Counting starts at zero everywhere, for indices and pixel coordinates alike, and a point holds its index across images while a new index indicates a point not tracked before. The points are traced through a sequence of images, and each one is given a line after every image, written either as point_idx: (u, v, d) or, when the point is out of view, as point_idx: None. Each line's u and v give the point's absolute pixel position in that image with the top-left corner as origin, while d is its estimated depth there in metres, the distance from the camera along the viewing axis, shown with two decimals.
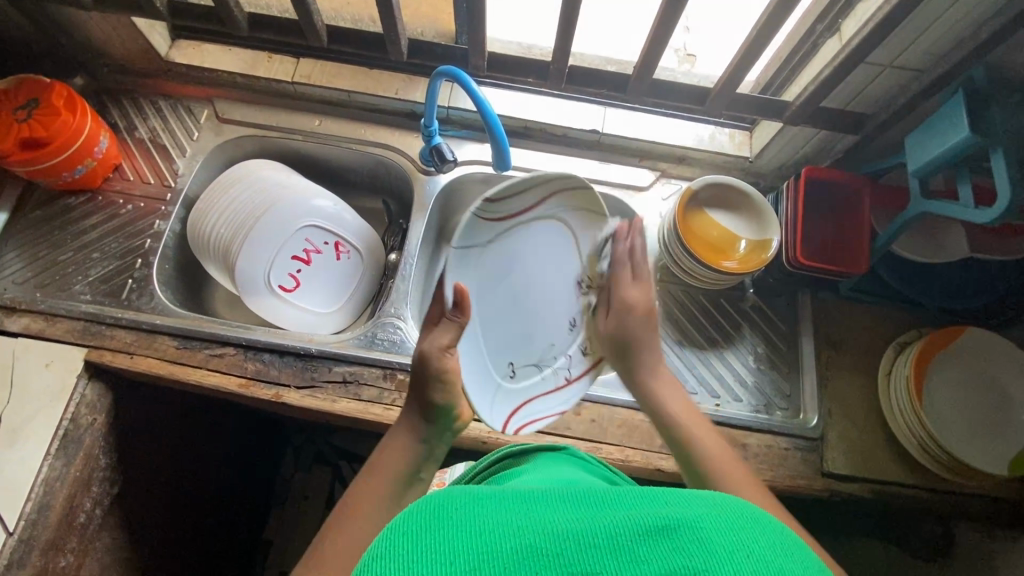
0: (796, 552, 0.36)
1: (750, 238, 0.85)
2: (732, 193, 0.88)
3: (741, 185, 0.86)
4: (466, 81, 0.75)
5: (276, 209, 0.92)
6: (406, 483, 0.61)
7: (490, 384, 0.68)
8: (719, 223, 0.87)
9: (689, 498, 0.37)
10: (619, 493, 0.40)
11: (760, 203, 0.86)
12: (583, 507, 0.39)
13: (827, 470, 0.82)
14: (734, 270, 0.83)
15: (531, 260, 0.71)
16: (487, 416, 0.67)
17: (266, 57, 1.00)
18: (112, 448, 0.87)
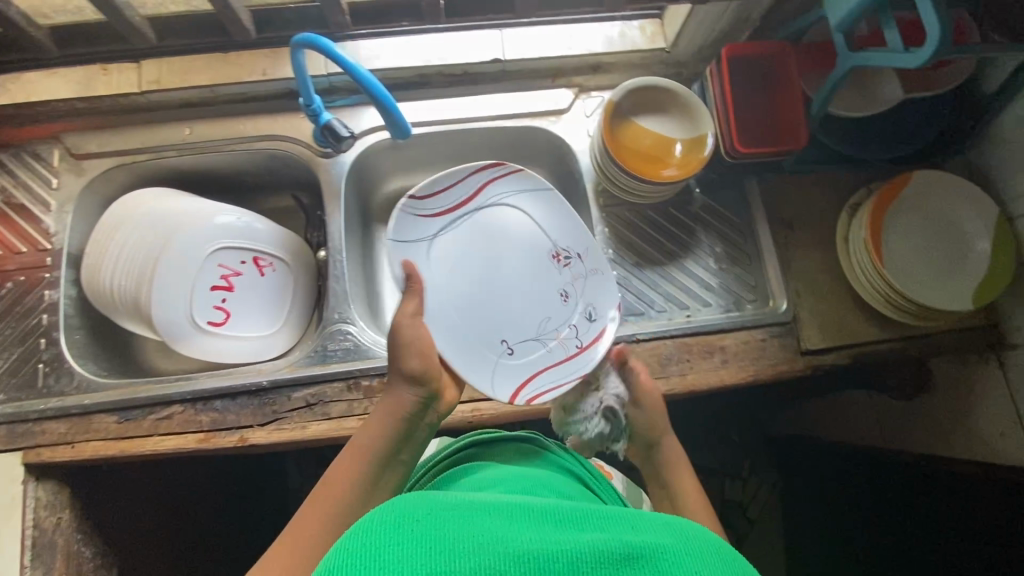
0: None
1: (684, 138, 0.81)
2: (655, 95, 0.82)
3: (663, 83, 0.80)
4: (327, 45, 0.63)
5: (175, 243, 0.82)
6: (381, 465, 0.61)
7: (484, 360, 0.77)
8: (649, 130, 0.82)
9: (653, 527, 0.44)
10: (587, 516, 0.45)
11: (686, 97, 0.81)
12: (547, 525, 0.44)
13: (804, 349, 0.83)
14: (675, 177, 0.79)
15: (489, 244, 0.83)
16: (485, 387, 0.75)
17: (101, 70, 0.85)
18: (93, 537, 0.82)
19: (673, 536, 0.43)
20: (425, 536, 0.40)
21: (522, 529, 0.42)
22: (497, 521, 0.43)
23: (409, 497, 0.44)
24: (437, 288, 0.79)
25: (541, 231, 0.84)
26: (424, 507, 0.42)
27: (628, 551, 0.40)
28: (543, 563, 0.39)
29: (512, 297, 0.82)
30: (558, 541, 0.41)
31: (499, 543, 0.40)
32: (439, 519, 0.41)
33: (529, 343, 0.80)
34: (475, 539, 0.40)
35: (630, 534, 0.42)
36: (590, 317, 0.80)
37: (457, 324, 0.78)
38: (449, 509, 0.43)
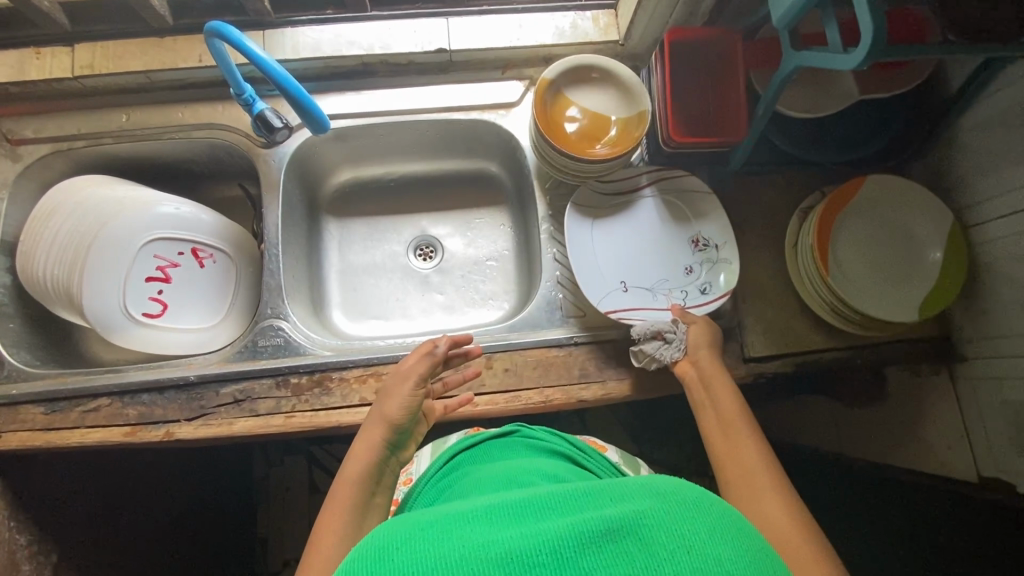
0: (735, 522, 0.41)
1: (621, 116, 0.79)
2: (593, 73, 0.79)
3: (599, 60, 0.78)
4: (235, 36, 0.61)
5: (109, 233, 0.80)
6: (369, 498, 0.62)
7: (604, 282, 0.81)
8: (585, 108, 0.79)
9: (632, 494, 0.42)
10: (566, 497, 0.43)
11: (624, 75, 0.78)
12: (526, 516, 0.41)
13: (747, 356, 0.81)
14: (611, 154, 0.76)
15: (653, 221, 0.85)
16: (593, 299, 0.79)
17: (33, 53, 0.82)
18: (29, 524, 0.82)
19: (654, 498, 0.41)
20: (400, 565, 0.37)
21: (497, 529, 0.40)
22: (471, 528, 0.40)
23: (374, 534, 0.41)
24: (618, 233, 0.84)
25: (692, 209, 0.84)
26: (389, 540, 0.39)
27: (611, 524, 0.38)
28: (525, 558, 0.36)
29: (653, 256, 0.84)
30: (534, 532, 0.38)
31: (479, 547, 0.37)
32: (410, 546, 0.38)
33: (642, 292, 0.81)
34: (454, 550, 0.37)
35: (609, 508, 0.40)
36: (705, 289, 0.81)
37: (611, 261, 0.82)
38: (417, 532, 0.40)
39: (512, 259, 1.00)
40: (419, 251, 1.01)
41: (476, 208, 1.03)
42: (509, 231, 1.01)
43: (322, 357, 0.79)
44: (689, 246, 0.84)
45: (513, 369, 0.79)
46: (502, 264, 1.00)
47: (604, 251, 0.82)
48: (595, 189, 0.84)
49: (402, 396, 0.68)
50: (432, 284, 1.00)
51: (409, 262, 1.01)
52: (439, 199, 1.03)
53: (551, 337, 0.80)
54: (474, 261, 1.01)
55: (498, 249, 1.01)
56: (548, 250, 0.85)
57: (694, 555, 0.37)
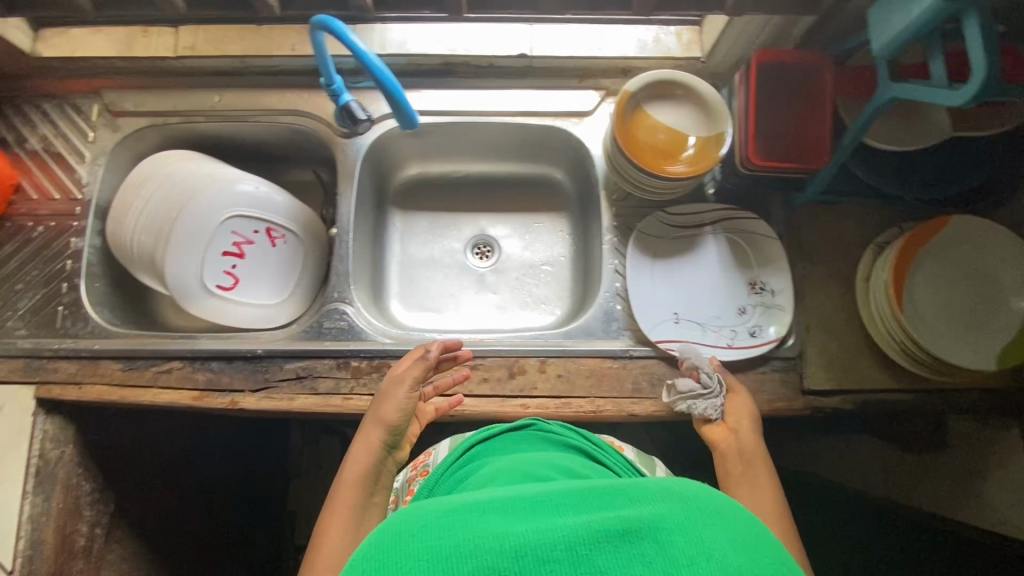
0: (754, 537, 0.41)
1: (700, 134, 0.78)
2: (677, 89, 0.79)
3: (685, 78, 0.78)
4: (342, 29, 0.64)
5: (194, 207, 0.85)
6: (366, 498, 0.64)
7: (658, 311, 0.81)
8: (664, 123, 0.79)
9: (649, 497, 0.43)
10: (583, 495, 0.45)
11: (708, 95, 0.78)
12: (545, 512, 0.43)
13: (806, 388, 0.79)
14: (686, 173, 0.76)
15: (714, 259, 0.84)
16: (645, 326, 0.80)
17: (141, 32, 0.87)
18: (93, 473, 0.87)
19: (667, 504, 0.42)
20: (423, 549, 0.39)
21: (513, 520, 0.41)
22: (489, 517, 0.42)
23: (399, 517, 0.43)
24: (676, 267, 0.83)
25: (753, 253, 0.83)
26: (411, 523, 0.42)
27: (625, 527, 0.40)
28: (542, 552, 0.38)
29: (709, 292, 0.83)
30: (549, 527, 0.40)
31: (497, 537, 0.39)
32: (428, 532, 0.41)
33: (692, 326, 0.81)
34: (471, 538, 0.39)
35: (626, 510, 0.42)
36: (755, 331, 0.81)
37: (666, 292, 0.82)
38: (439, 517, 0.42)
39: (568, 266, 1.01)
40: (476, 249, 1.03)
41: (536, 211, 1.03)
42: (567, 238, 1.02)
43: (383, 344, 0.82)
44: (745, 287, 0.83)
45: (566, 375, 0.80)
46: (558, 271, 1.01)
47: (661, 282, 0.83)
48: (663, 221, 0.84)
49: (397, 406, 0.69)
50: (487, 283, 1.01)
51: (466, 259, 1.03)
52: (501, 200, 1.04)
53: (607, 348, 0.81)
54: (530, 264, 1.02)
55: (555, 254, 1.02)
56: (610, 260, 0.85)
57: (706, 561, 0.38)
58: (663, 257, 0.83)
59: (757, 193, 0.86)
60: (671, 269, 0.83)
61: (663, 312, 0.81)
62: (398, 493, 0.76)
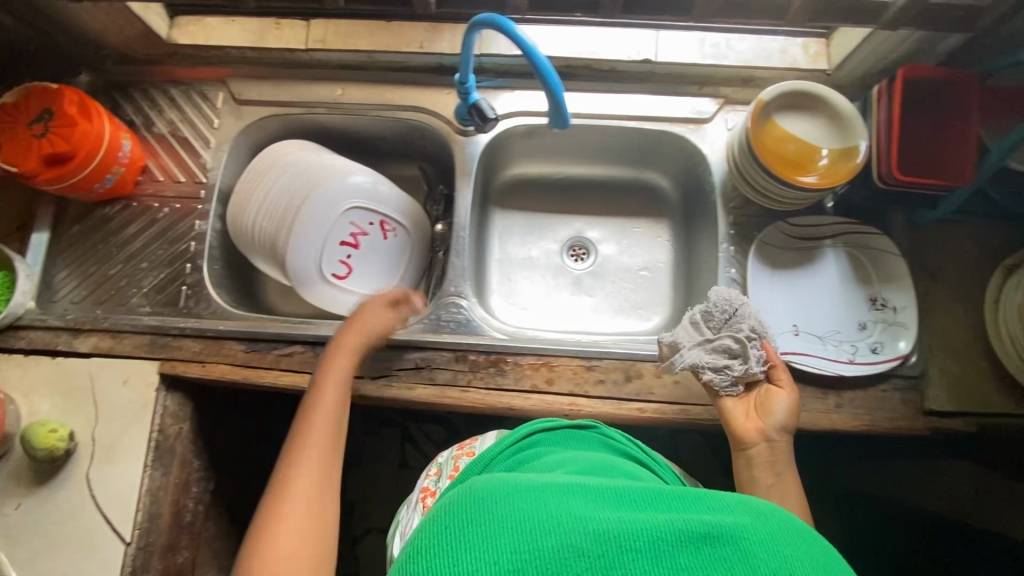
0: (824, 557, 0.44)
1: (833, 148, 0.77)
2: (811, 102, 0.79)
3: (822, 90, 0.77)
4: (512, 28, 0.64)
5: (316, 196, 0.86)
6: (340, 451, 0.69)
7: (776, 322, 0.81)
8: (796, 134, 0.78)
9: (726, 507, 0.46)
10: (659, 493, 0.48)
11: (845, 108, 0.77)
12: (623, 504, 0.47)
13: (930, 409, 0.78)
14: (818, 185, 0.76)
15: (834, 274, 0.83)
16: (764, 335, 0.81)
17: (274, 24, 0.90)
18: (201, 450, 0.89)
19: (749, 516, 0.46)
20: (506, 520, 0.44)
21: (595, 506, 0.46)
22: (576, 499, 0.46)
23: (482, 484, 0.48)
24: (794, 280, 0.83)
25: (875, 269, 0.82)
26: (495, 489, 0.47)
27: (705, 531, 0.43)
28: (622, 540, 0.42)
29: (828, 307, 0.82)
30: (628, 519, 0.44)
31: (576, 520, 0.44)
32: (513, 503, 0.46)
33: (811, 339, 0.81)
34: (554, 517, 0.44)
35: (703, 515, 0.45)
36: (876, 348, 0.79)
37: (784, 303, 0.82)
38: (519, 489, 0.47)
39: (667, 273, 1.00)
40: (573, 252, 1.03)
41: (635, 217, 1.03)
42: (668, 245, 1.01)
43: (499, 340, 0.82)
44: (866, 302, 0.82)
45: (683, 381, 0.79)
46: (657, 276, 1.00)
47: (779, 294, 0.83)
48: (783, 232, 0.84)
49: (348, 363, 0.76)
50: (584, 286, 1.01)
51: (563, 261, 1.03)
52: (600, 204, 1.04)
53: None
54: (628, 269, 1.01)
55: (654, 260, 1.01)
56: (727, 269, 0.85)
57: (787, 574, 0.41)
58: (782, 269, 0.84)
59: (878, 208, 0.85)
60: (790, 281, 0.83)
61: (781, 324, 0.81)
62: (443, 466, 0.77)
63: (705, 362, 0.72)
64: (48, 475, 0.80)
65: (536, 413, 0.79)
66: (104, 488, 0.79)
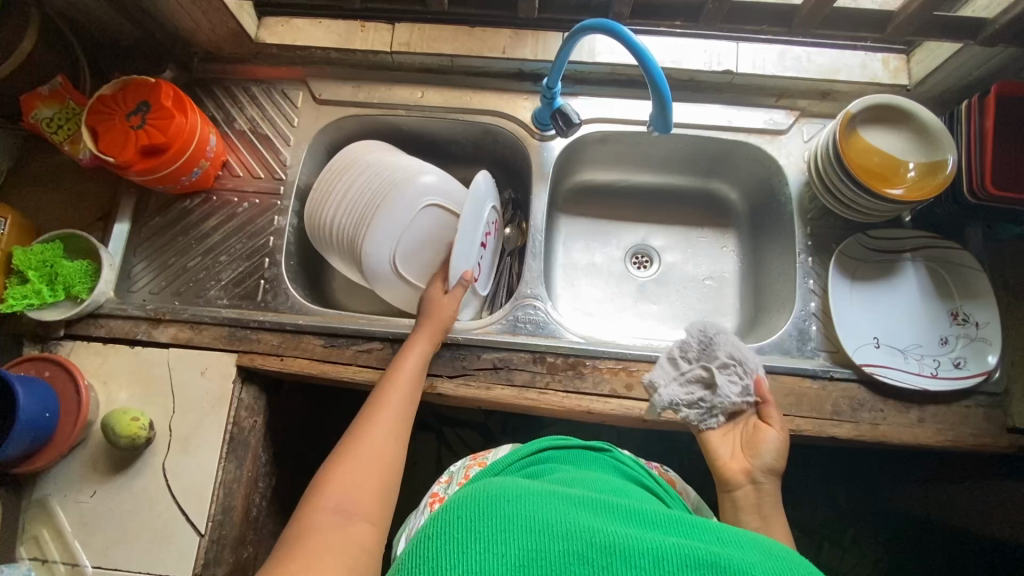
0: None
1: (921, 162, 0.77)
2: (898, 117, 0.79)
3: (909, 106, 0.78)
4: (624, 33, 0.64)
5: (398, 194, 0.87)
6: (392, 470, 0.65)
7: (857, 334, 0.81)
8: (883, 147, 0.79)
9: (744, 544, 0.46)
10: (673, 521, 0.49)
11: (933, 124, 0.78)
12: (633, 526, 0.48)
13: (1013, 426, 0.77)
14: (904, 198, 0.76)
15: (913, 288, 0.83)
16: (846, 346, 0.80)
17: (359, 26, 0.92)
18: (269, 445, 0.88)
19: (761, 555, 0.45)
20: (519, 523, 0.45)
21: (604, 520, 0.47)
22: (585, 514, 0.47)
23: (504, 484, 0.50)
24: (874, 292, 0.83)
25: (955, 284, 0.82)
26: (516, 492, 0.48)
27: (707, 557, 0.43)
28: (628, 552, 0.43)
29: (907, 321, 0.82)
30: (639, 538, 0.45)
31: (585, 531, 0.44)
32: (521, 504, 0.47)
33: (893, 352, 0.80)
34: (563, 526, 0.45)
35: (715, 547, 0.45)
36: (958, 364, 0.79)
37: (864, 316, 0.82)
38: (537, 497, 0.48)
39: (733, 283, 1.00)
40: (637, 260, 1.03)
41: (701, 227, 1.03)
42: (733, 255, 1.01)
43: (575, 343, 0.82)
44: (947, 317, 0.81)
45: None
46: (722, 286, 1.00)
47: (859, 307, 0.82)
48: (862, 244, 0.84)
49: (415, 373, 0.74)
50: (648, 293, 1.00)
51: (627, 269, 1.02)
52: (664, 213, 1.05)
53: (807, 368, 0.79)
54: (692, 278, 1.01)
55: (720, 270, 1.01)
56: (805, 279, 0.85)
57: None
58: (862, 281, 0.83)
59: (957, 222, 0.85)
60: (869, 293, 0.83)
61: (862, 335, 0.81)
62: (454, 473, 0.76)
63: (678, 398, 0.72)
64: (125, 463, 0.80)
65: (614, 417, 0.78)
66: (180, 479, 0.79)
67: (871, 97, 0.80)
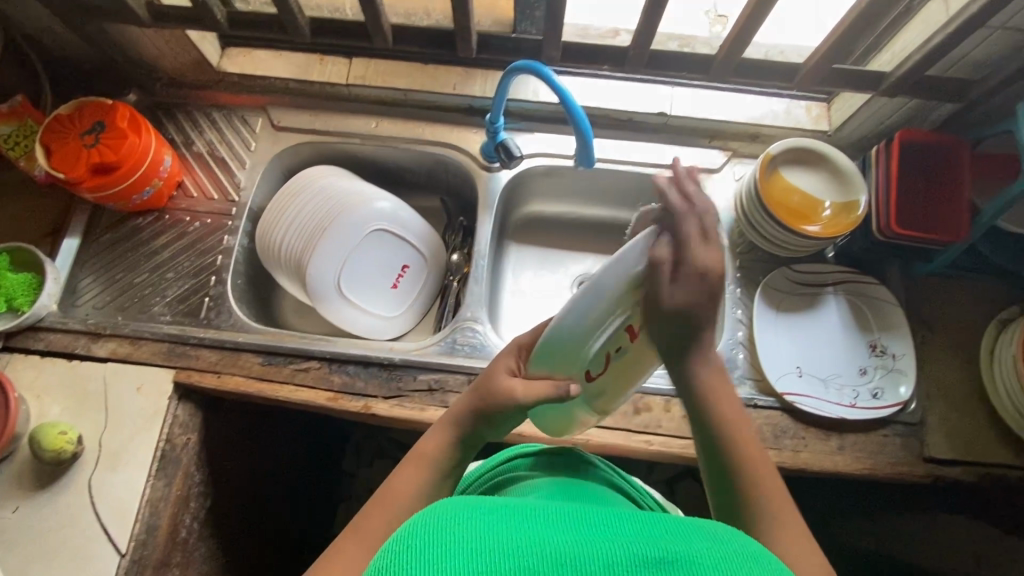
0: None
1: (835, 201, 0.83)
2: (816, 160, 0.85)
3: (825, 150, 0.84)
4: (549, 75, 0.69)
5: (345, 218, 0.90)
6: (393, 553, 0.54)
7: (782, 362, 0.84)
8: (801, 187, 0.84)
9: (693, 530, 0.42)
10: (622, 517, 0.43)
11: (845, 167, 0.83)
12: (581, 527, 0.41)
13: (928, 455, 0.80)
14: (820, 235, 0.80)
15: (836, 319, 0.87)
16: (771, 375, 0.83)
17: (318, 60, 0.97)
18: (204, 464, 0.88)
19: (710, 539, 0.41)
20: (456, 540, 0.38)
21: (555, 531, 0.41)
22: (529, 523, 0.41)
23: (447, 500, 0.44)
24: (799, 322, 0.87)
25: (875, 316, 0.86)
26: (460, 511, 0.42)
27: (659, 556, 0.38)
28: (579, 563, 0.37)
29: (829, 352, 0.86)
30: (593, 544, 0.39)
31: (533, 545, 0.39)
32: (459, 523, 0.40)
33: (815, 381, 0.83)
34: (506, 542, 0.39)
35: (668, 539, 0.40)
36: (876, 394, 0.82)
37: (789, 346, 0.85)
38: (483, 511, 0.42)
39: None
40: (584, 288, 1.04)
41: None
42: None
43: None
44: (865, 348, 0.85)
45: None
46: None
47: (785, 337, 0.86)
48: (788, 277, 0.88)
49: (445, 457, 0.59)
50: None
51: None
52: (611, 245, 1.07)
53: None
54: None
55: None
56: (734, 309, 0.88)
57: None
58: (788, 312, 0.87)
59: (878, 258, 0.89)
60: (794, 324, 0.87)
61: (786, 365, 0.84)
62: None
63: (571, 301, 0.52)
64: (50, 478, 0.79)
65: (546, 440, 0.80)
66: (106, 496, 0.78)
67: (790, 141, 0.86)
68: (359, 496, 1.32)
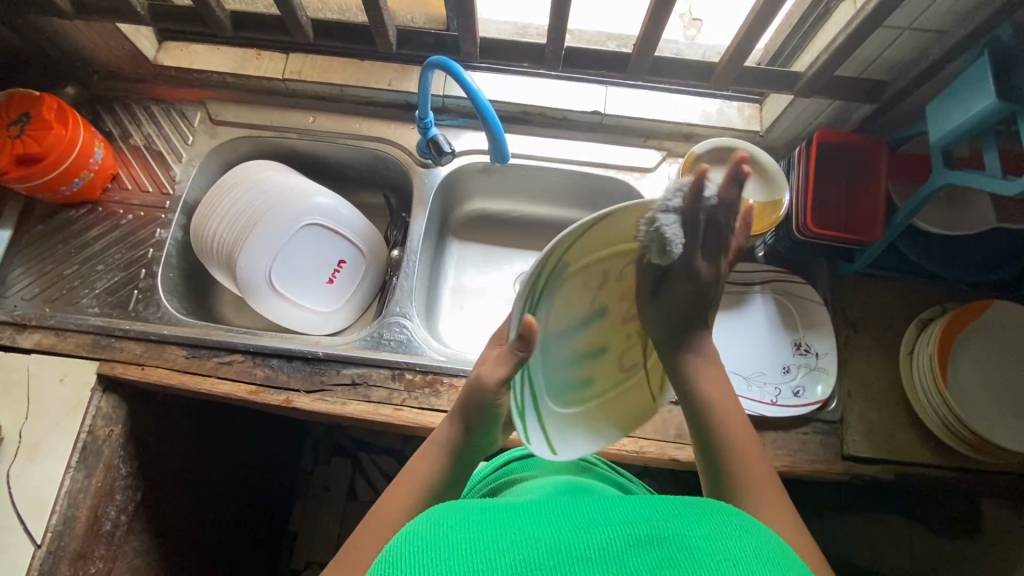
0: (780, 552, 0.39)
1: (759, 199, 0.82)
2: (740, 158, 0.85)
3: (747, 147, 0.84)
4: (458, 71, 0.72)
5: (276, 213, 0.90)
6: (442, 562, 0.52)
7: None
8: (725, 185, 0.83)
9: (675, 509, 0.41)
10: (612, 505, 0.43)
11: (768, 165, 0.83)
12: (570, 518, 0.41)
13: (847, 453, 0.80)
14: None
15: (761, 319, 0.88)
16: None
17: (254, 55, 0.97)
18: (130, 458, 0.88)
19: (694, 516, 0.40)
20: (458, 537, 0.38)
21: (545, 522, 0.40)
22: (523, 521, 0.41)
23: (436, 509, 0.43)
24: (728, 324, 0.88)
25: (800, 314, 0.86)
26: (454, 515, 0.41)
27: (651, 535, 0.38)
28: (573, 550, 0.37)
29: (754, 352, 0.86)
30: (585, 530, 0.39)
31: (527, 539, 0.38)
32: (451, 527, 0.40)
33: (738, 379, 0.83)
34: (498, 538, 0.38)
35: (654, 520, 0.39)
36: (798, 392, 0.82)
37: (713, 347, 0.86)
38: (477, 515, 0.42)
39: None
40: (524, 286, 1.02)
41: None
42: None
43: (436, 360, 0.84)
44: (791, 347, 0.85)
45: None
46: None
47: (710, 339, 0.86)
48: None
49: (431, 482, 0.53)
50: None
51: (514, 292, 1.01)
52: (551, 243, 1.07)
53: None
54: None
55: None
56: None
57: (745, 567, 0.36)
58: (715, 315, 0.88)
59: (806, 259, 0.90)
60: (720, 326, 0.88)
61: None
62: None
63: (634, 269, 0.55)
64: None
65: None
66: (23, 486, 0.78)
67: (715, 140, 0.86)
68: (311, 493, 1.31)
